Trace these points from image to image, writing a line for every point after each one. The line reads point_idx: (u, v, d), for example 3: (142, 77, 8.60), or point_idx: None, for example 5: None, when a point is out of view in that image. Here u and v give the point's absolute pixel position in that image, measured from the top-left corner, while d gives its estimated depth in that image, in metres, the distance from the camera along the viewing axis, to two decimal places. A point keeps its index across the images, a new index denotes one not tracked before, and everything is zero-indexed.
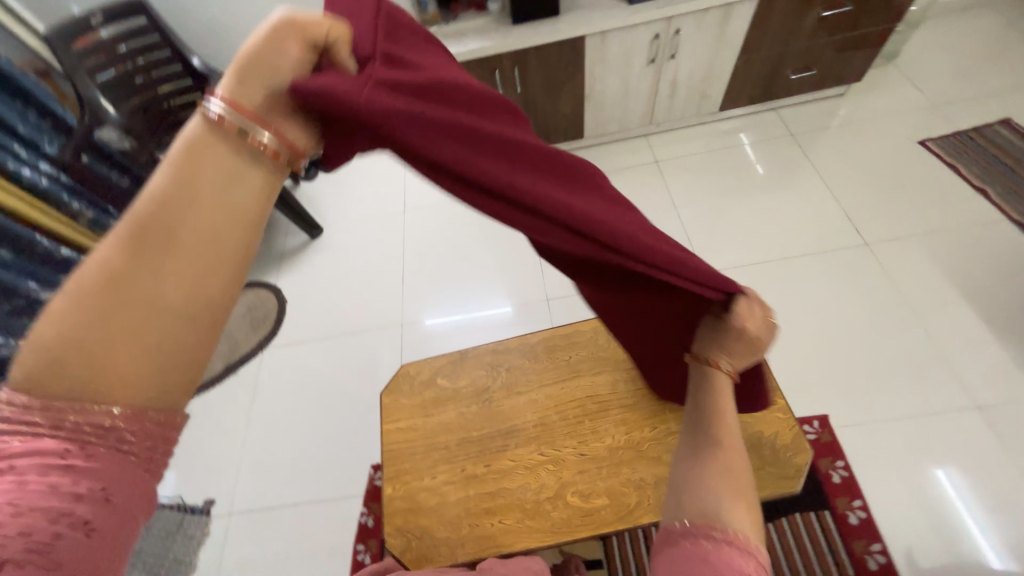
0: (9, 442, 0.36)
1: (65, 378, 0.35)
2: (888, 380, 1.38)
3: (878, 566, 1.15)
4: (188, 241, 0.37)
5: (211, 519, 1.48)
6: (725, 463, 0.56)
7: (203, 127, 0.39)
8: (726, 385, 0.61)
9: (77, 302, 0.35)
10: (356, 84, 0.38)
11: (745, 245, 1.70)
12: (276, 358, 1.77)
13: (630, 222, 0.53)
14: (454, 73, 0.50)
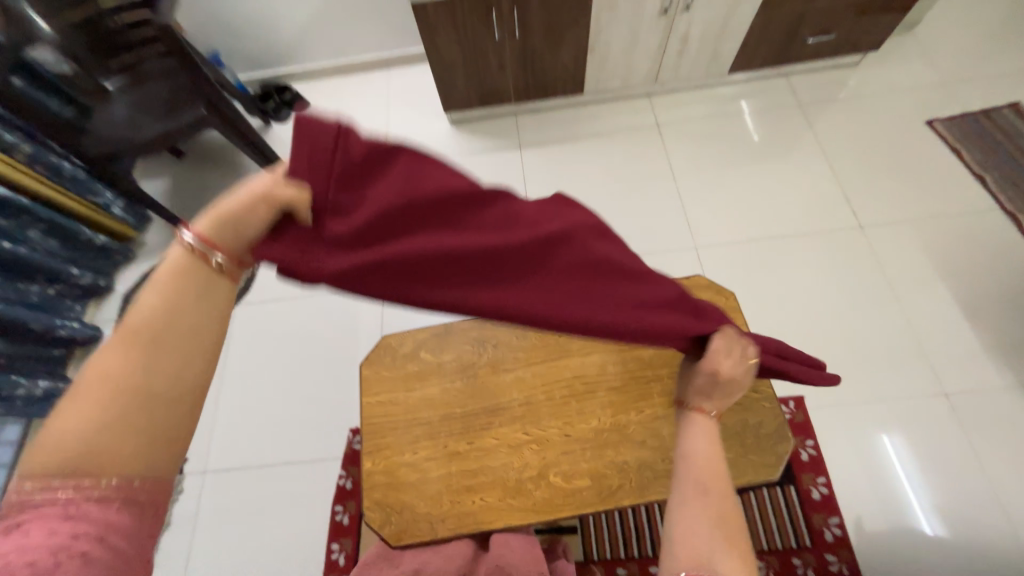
0: (16, 510, 0.41)
1: (68, 464, 0.40)
2: (864, 364, 1.41)
3: (833, 537, 1.22)
4: (168, 339, 0.43)
5: (183, 477, 1.46)
6: (713, 507, 0.58)
7: (184, 252, 0.45)
8: (711, 429, 0.66)
9: (81, 404, 0.41)
10: (315, 267, 0.48)
11: (741, 221, 1.65)
12: (248, 315, 1.69)
13: (607, 290, 0.58)
14: (421, 176, 0.53)
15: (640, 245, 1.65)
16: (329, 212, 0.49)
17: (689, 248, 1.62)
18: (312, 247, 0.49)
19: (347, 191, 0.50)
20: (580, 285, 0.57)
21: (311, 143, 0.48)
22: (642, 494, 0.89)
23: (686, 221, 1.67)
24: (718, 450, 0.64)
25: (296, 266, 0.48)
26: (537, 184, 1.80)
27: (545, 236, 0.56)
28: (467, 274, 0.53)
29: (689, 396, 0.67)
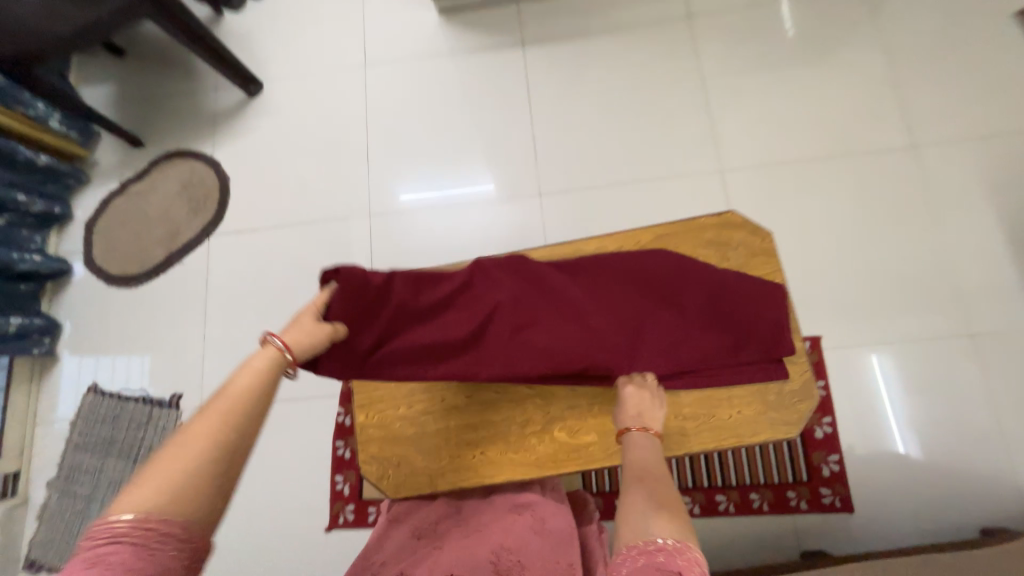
0: (98, 540, 0.46)
1: (155, 508, 0.47)
2: (890, 304, 1.32)
3: (830, 473, 1.23)
4: (248, 410, 0.54)
5: (182, 412, 1.45)
6: (650, 488, 0.62)
7: (271, 351, 0.59)
8: (648, 437, 0.72)
9: (177, 458, 0.50)
10: (348, 368, 0.72)
11: (775, 139, 1.44)
12: (225, 247, 1.55)
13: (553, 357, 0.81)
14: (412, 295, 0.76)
15: (658, 168, 1.45)
16: (364, 328, 0.72)
17: (713, 172, 1.43)
18: (347, 360, 0.72)
19: (367, 319, 0.72)
20: (529, 355, 0.80)
21: (346, 291, 0.68)
22: None
23: (712, 139, 1.46)
24: (654, 444, 0.70)
25: (346, 368, 0.72)
26: (541, 93, 1.54)
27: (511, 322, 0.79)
28: (461, 353, 0.78)
29: (625, 417, 0.75)
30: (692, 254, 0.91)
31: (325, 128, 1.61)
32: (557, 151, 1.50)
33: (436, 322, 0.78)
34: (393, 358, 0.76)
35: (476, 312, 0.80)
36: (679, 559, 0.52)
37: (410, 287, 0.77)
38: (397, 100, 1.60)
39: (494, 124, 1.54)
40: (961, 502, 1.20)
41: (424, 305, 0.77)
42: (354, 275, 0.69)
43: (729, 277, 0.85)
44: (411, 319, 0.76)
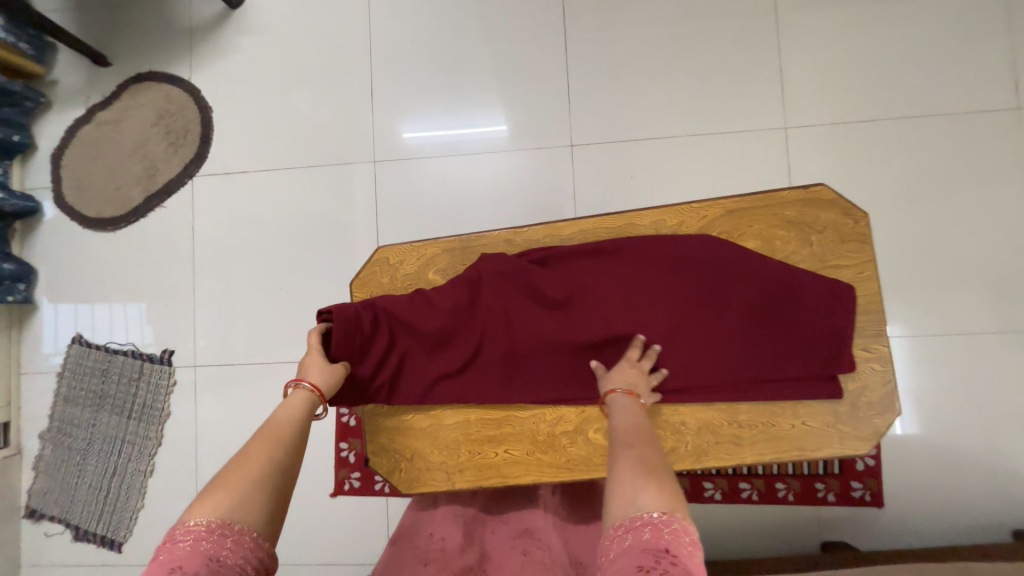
0: (177, 545, 0.47)
1: (229, 510, 0.49)
2: (958, 290, 1.18)
3: (864, 467, 1.16)
4: (296, 433, 0.60)
5: (175, 370, 1.36)
6: (638, 455, 0.55)
7: (302, 392, 0.65)
8: (636, 405, 0.65)
9: (242, 471, 0.53)
10: (357, 398, 0.76)
11: (854, 90, 1.22)
12: (212, 190, 1.37)
13: (567, 377, 0.77)
14: (407, 320, 0.76)
15: (711, 120, 1.25)
16: (366, 356, 0.75)
17: (775, 127, 1.23)
18: (351, 389, 0.75)
19: (362, 350, 0.75)
20: (539, 375, 0.78)
21: (336, 327, 0.71)
22: (699, 459, 0.74)
23: (779, 86, 1.23)
24: (639, 410, 0.64)
25: (357, 398, 0.76)
26: (579, 19, 1.29)
27: (521, 340, 0.77)
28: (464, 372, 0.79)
29: (612, 382, 0.70)
30: (767, 236, 0.75)
31: (321, 53, 1.37)
32: (594, 93, 1.28)
33: (438, 347, 0.78)
34: (401, 379, 0.79)
35: (482, 328, 0.77)
36: (665, 534, 0.46)
37: (412, 309, 0.77)
38: (405, 21, 1.34)
39: (520, 57, 1.30)
40: (999, 502, 1.14)
41: (429, 323, 0.76)
42: (340, 312, 0.72)
43: (789, 274, 0.73)
44: (416, 339, 0.78)
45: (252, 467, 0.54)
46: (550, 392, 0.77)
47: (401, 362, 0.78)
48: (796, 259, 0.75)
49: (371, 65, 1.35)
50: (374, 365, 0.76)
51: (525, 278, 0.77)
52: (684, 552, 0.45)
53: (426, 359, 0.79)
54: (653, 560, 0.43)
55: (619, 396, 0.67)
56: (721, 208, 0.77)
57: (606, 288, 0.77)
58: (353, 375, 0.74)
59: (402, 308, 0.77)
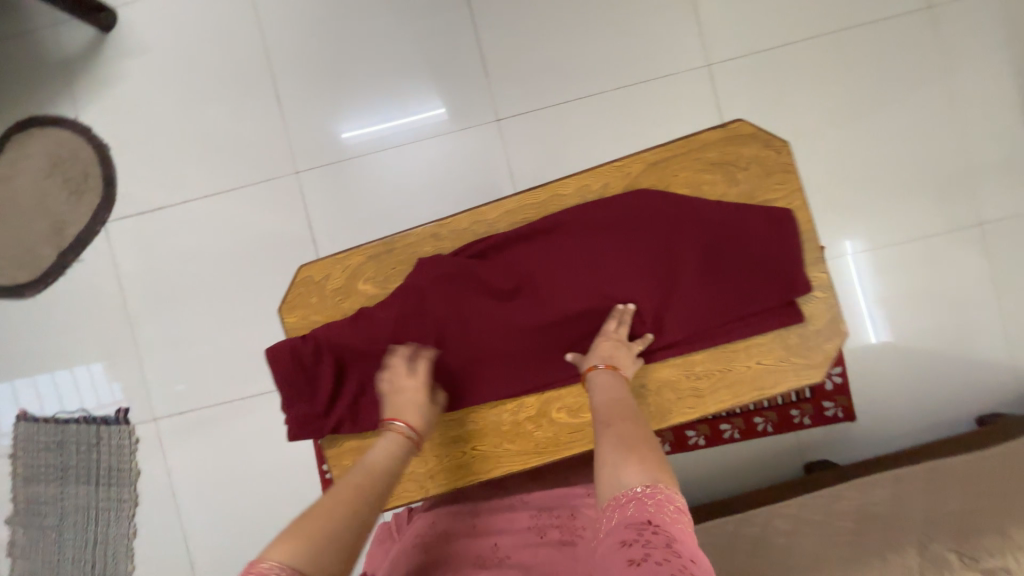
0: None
1: (307, 553, 0.44)
2: (899, 198, 1.19)
3: (832, 386, 1.19)
4: (381, 484, 0.56)
5: (134, 427, 1.29)
6: (620, 434, 0.55)
7: (393, 433, 0.63)
8: (614, 378, 0.66)
9: (326, 515, 0.49)
10: (320, 429, 0.73)
11: (771, 14, 1.19)
12: (129, 233, 1.28)
13: (531, 365, 0.74)
14: (354, 344, 0.72)
15: (634, 69, 1.21)
16: (319, 388, 0.73)
17: (699, 65, 1.20)
18: (313, 420, 0.73)
19: (315, 382, 0.73)
20: (503, 368, 0.74)
21: (282, 363, 0.71)
22: (664, 418, 0.74)
23: (696, 23, 1.20)
24: (617, 383, 0.65)
25: (323, 430, 0.73)
26: None
27: (476, 339, 0.73)
28: (426, 383, 0.74)
29: (590, 359, 0.69)
30: (694, 182, 0.73)
31: (215, 65, 1.26)
32: (512, 61, 1.22)
33: (392, 364, 0.73)
34: (362, 406, 0.74)
35: (434, 335, 0.73)
36: (648, 508, 0.45)
37: (355, 332, 0.72)
38: (301, 16, 1.26)
39: (428, 35, 1.24)
40: (959, 393, 1.20)
41: (377, 343, 0.72)
42: (284, 351, 0.71)
43: (725, 218, 0.71)
44: (368, 362, 0.73)
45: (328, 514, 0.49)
46: (515, 383, 0.74)
47: (359, 388, 0.74)
48: (728, 200, 0.72)
49: (272, 70, 1.26)
50: (329, 394, 0.73)
51: (467, 276, 0.72)
52: (668, 520, 0.44)
53: (384, 379, 0.74)
54: (633, 532, 0.43)
55: (599, 372, 0.67)
56: (645, 161, 0.73)
57: (556, 269, 0.73)
58: (312, 409, 0.72)
59: (345, 333, 0.72)
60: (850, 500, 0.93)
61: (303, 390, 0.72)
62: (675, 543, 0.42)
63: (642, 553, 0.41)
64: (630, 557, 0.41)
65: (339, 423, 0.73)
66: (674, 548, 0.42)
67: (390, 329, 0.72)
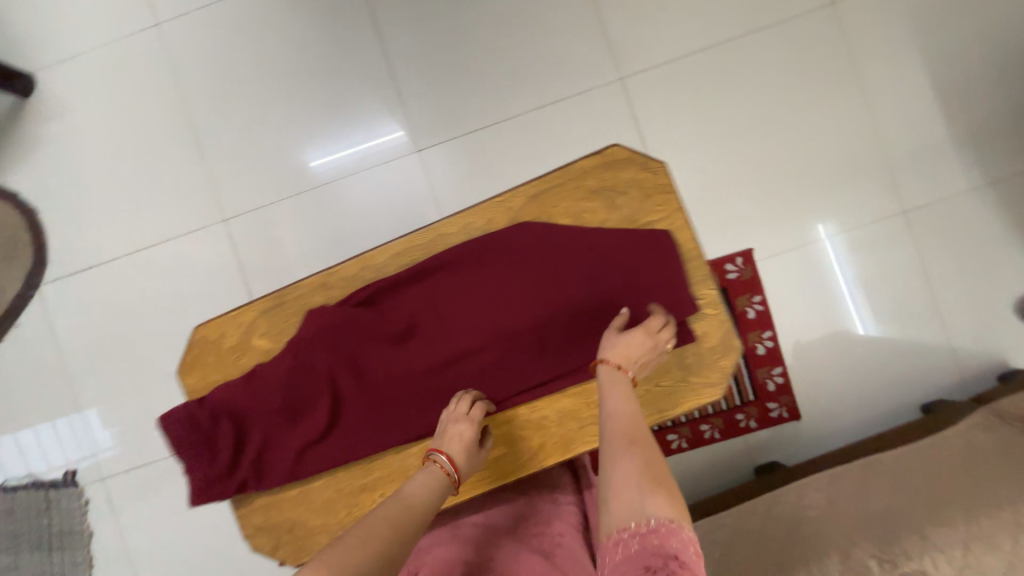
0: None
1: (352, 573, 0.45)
2: (821, 193, 1.21)
3: (775, 386, 1.19)
4: (418, 514, 0.56)
5: (83, 488, 1.28)
6: (643, 457, 0.55)
7: (438, 469, 0.65)
8: (626, 387, 0.65)
9: (364, 540, 0.50)
10: (222, 492, 0.72)
11: (677, 25, 1.22)
12: (64, 293, 1.28)
13: (433, 406, 0.74)
14: (251, 402, 0.72)
15: (548, 89, 1.23)
16: (218, 450, 0.72)
17: (611, 80, 1.22)
18: (214, 484, 0.71)
19: (214, 444, 0.72)
20: (405, 413, 0.74)
21: (176, 429, 0.70)
22: (569, 449, 0.73)
23: (605, 39, 1.22)
24: (631, 398, 0.63)
25: (224, 492, 0.72)
26: (391, 19, 1.24)
27: (374, 384, 0.73)
28: (329, 434, 0.74)
29: (608, 351, 0.67)
30: (575, 211, 0.74)
31: (136, 120, 1.27)
32: (427, 92, 1.24)
33: (293, 418, 0.73)
34: (265, 464, 0.73)
35: (330, 386, 0.72)
36: (672, 541, 0.46)
37: (249, 390, 0.72)
38: (217, 65, 1.27)
39: (343, 74, 1.25)
40: (900, 383, 1.21)
41: (271, 399, 0.72)
42: (177, 416, 0.70)
43: (607, 244, 0.72)
44: (266, 419, 0.72)
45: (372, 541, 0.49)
46: (417, 426, 0.73)
47: (260, 446, 0.73)
48: (609, 225, 0.73)
49: (192, 119, 1.27)
50: (228, 455, 0.71)
51: (355, 325, 0.72)
52: (692, 558, 0.45)
53: (287, 434, 0.73)
54: (660, 561, 0.44)
55: (614, 372, 0.66)
56: (525, 194, 0.74)
57: (446, 308, 0.74)
58: (211, 472, 0.71)
59: (239, 393, 0.72)
60: (788, 503, 0.92)
61: (202, 454, 0.71)
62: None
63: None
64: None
65: (241, 483, 0.72)
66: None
67: (285, 384, 0.72)
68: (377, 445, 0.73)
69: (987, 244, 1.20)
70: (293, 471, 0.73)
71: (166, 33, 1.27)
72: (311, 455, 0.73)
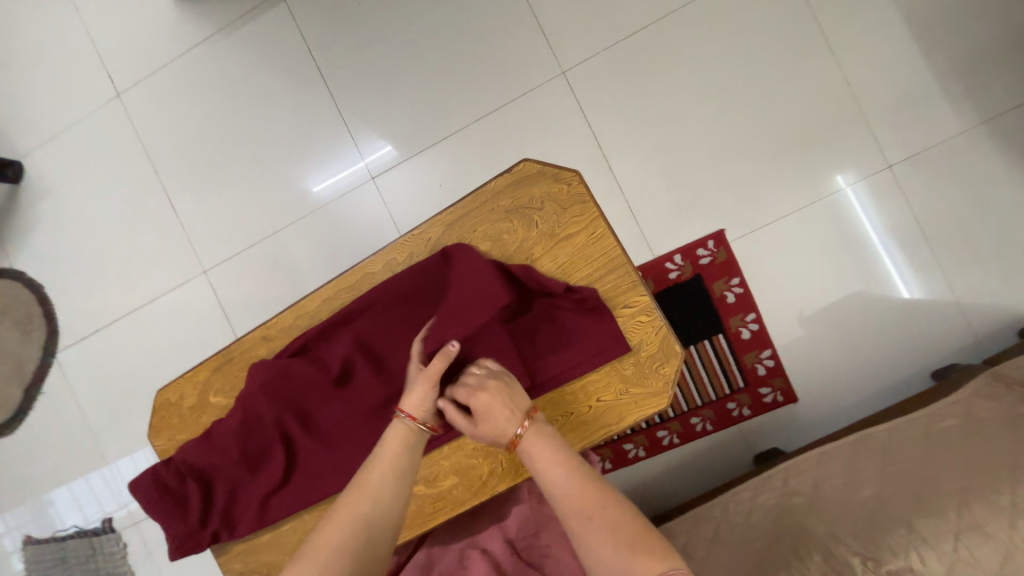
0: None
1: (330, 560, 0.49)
2: (793, 159, 1.14)
3: (766, 370, 1.14)
4: (397, 472, 0.58)
5: (121, 532, 1.38)
6: (608, 518, 0.51)
7: (400, 424, 0.62)
8: (545, 442, 0.58)
9: (343, 518, 0.53)
10: (199, 543, 0.76)
11: (614, 8, 1.17)
12: (77, 357, 1.38)
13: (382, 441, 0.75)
14: (211, 457, 0.76)
15: (492, 95, 1.21)
16: (189, 504, 0.76)
17: (554, 76, 1.19)
18: (190, 537, 0.76)
19: (184, 499, 0.76)
20: (357, 452, 0.75)
21: (147, 491, 0.75)
22: (518, 473, 0.73)
23: (542, 35, 1.19)
24: (548, 441, 0.58)
25: (200, 543, 0.76)
26: (330, 51, 1.26)
27: (324, 426, 0.76)
28: (289, 479, 0.77)
29: (505, 432, 0.59)
30: (494, 232, 0.75)
31: (115, 188, 1.35)
32: (375, 118, 1.25)
33: (254, 466, 0.77)
34: (235, 512, 0.77)
35: (282, 433, 0.76)
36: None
37: (207, 448, 0.76)
38: (176, 123, 1.32)
39: (293, 113, 1.28)
40: (905, 350, 1.12)
41: (229, 453, 0.76)
42: (146, 479, 0.75)
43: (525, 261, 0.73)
44: (229, 471, 0.77)
45: (346, 522, 0.53)
46: None
47: (227, 496, 0.77)
48: (529, 241, 0.74)
49: (162, 179, 1.33)
50: (198, 507, 0.76)
51: (293, 373, 0.75)
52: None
53: (251, 481, 0.77)
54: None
55: (529, 439, 0.58)
56: (443, 223, 0.76)
57: (379, 346, 0.76)
58: (183, 528, 0.75)
59: (198, 451, 0.76)
60: (774, 491, 0.87)
61: (175, 510, 0.76)
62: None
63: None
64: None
65: (214, 534, 0.76)
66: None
67: (238, 438, 0.75)
68: (334, 486, 0.75)
69: (987, 186, 1.10)
70: (261, 517, 0.77)
71: (127, 101, 1.33)
72: (275, 501, 0.77)
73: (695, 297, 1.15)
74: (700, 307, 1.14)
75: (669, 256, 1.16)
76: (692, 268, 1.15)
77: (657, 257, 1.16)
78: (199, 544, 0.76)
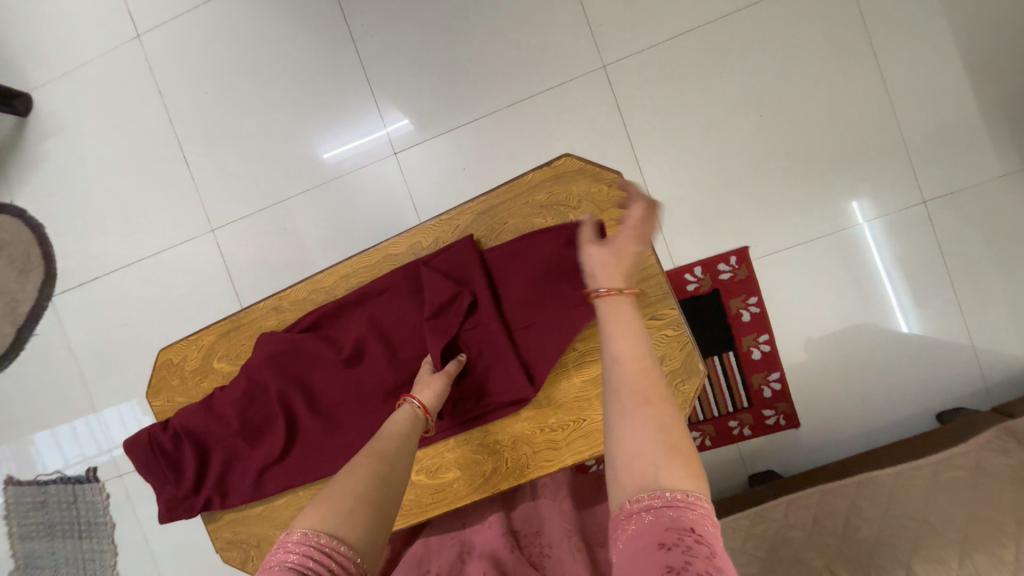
0: (298, 537, 0.44)
1: (342, 517, 0.45)
2: (828, 183, 1.11)
3: (771, 393, 1.13)
4: (410, 441, 0.58)
5: (104, 484, 1.36)
6: (657, 418, 0.46)
7: (409, 408, 0.63)
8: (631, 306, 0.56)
9: (360, 473, 0.51)
10: (190, 509, 0.75)
11: (663, 5, 1.13)
12: (74, 304, 1.35)
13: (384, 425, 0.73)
14: (209, 424, 0.75)
15: (527, 82, 1.17)
16: (183, 469, 0.75)
17: (593, 69, 1.15)
18: (182, 501, 0.75)
19: (179, 462, 0.75)
20: (357, 434, 0.74)
21: (142, 453, 0.74)
22: (522, 474, 0.72)
23: (586, 26, 1.15)
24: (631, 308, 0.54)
25: (190, 509, 0.75)
26: (364, 18, 1.21)
27: (326, 404, 0.75)
28: (287, 453, 0.75)
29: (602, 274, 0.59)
30: (525, 226, 0.74)
31: (127, 135, 1.30)
32: (403, 93, 1.21)
33: (252, 438, 0.75)
34: (229, 481, 0.76)
35: (282, 406, 0.74)
36: (690, 515, 0.40)
37: (206, 415, 0.75)
38: (196, 74, 1.27)
39: (318, 78, 1.23)
40: (914, 388, 1.11)
41: (228, 421, 0.74)
42: (142, 442, 0.74)
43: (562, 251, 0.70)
44: (226, 441, 0.75)
45: (362, 477, 0.50)
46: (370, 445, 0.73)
47: (221, 465, 0.76)
48: (563, 233, 0.71)
49: (177, 130, 1.28)
50: (192, 473, 0.75)
51: (306, 349, 0.74)
52: (710, 533, 0.40)
53: (248, 450, 0.76)
54: (674, 537, 0.39)
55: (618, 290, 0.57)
56: (473, 211, 0.76)
57: (394, 328, 0.74)
58: (177, 492, 0.74)
59: (197, 417, 0.75)
60: (773, 521, 0.86)
61: (169, 474, 0.75)
62: (717, 557, 0.38)
63: (681, 562, 0.37)
64: (668, 564, 0.37)
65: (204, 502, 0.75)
66: (715, 562, 0.37)
67: (238, 407, 0.74)
68: (331, 466, 0.73)
69: (1018, 234, 1.08)
70: (254, 489, 0.75)
71: (147, 45, 1.28)
72: (270, 474, 0.75)
73: (710, 311, 1.13)
74: (713, 323, 1.13)
75: (688, 268, 1.14)
76: (710, 282, 1.13)
77: (676, 267, 1.15)
78: (190, 510, 0.75)
